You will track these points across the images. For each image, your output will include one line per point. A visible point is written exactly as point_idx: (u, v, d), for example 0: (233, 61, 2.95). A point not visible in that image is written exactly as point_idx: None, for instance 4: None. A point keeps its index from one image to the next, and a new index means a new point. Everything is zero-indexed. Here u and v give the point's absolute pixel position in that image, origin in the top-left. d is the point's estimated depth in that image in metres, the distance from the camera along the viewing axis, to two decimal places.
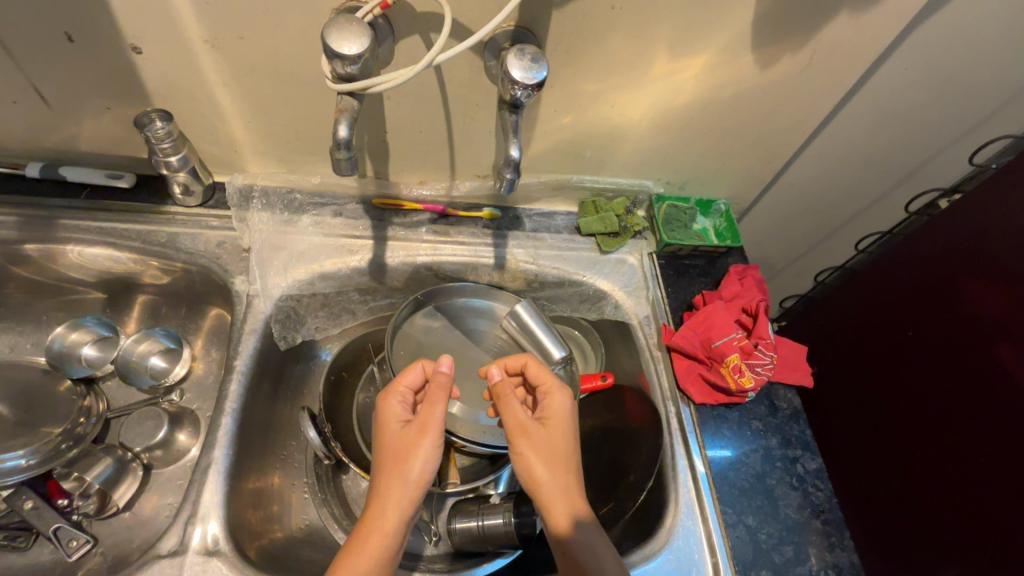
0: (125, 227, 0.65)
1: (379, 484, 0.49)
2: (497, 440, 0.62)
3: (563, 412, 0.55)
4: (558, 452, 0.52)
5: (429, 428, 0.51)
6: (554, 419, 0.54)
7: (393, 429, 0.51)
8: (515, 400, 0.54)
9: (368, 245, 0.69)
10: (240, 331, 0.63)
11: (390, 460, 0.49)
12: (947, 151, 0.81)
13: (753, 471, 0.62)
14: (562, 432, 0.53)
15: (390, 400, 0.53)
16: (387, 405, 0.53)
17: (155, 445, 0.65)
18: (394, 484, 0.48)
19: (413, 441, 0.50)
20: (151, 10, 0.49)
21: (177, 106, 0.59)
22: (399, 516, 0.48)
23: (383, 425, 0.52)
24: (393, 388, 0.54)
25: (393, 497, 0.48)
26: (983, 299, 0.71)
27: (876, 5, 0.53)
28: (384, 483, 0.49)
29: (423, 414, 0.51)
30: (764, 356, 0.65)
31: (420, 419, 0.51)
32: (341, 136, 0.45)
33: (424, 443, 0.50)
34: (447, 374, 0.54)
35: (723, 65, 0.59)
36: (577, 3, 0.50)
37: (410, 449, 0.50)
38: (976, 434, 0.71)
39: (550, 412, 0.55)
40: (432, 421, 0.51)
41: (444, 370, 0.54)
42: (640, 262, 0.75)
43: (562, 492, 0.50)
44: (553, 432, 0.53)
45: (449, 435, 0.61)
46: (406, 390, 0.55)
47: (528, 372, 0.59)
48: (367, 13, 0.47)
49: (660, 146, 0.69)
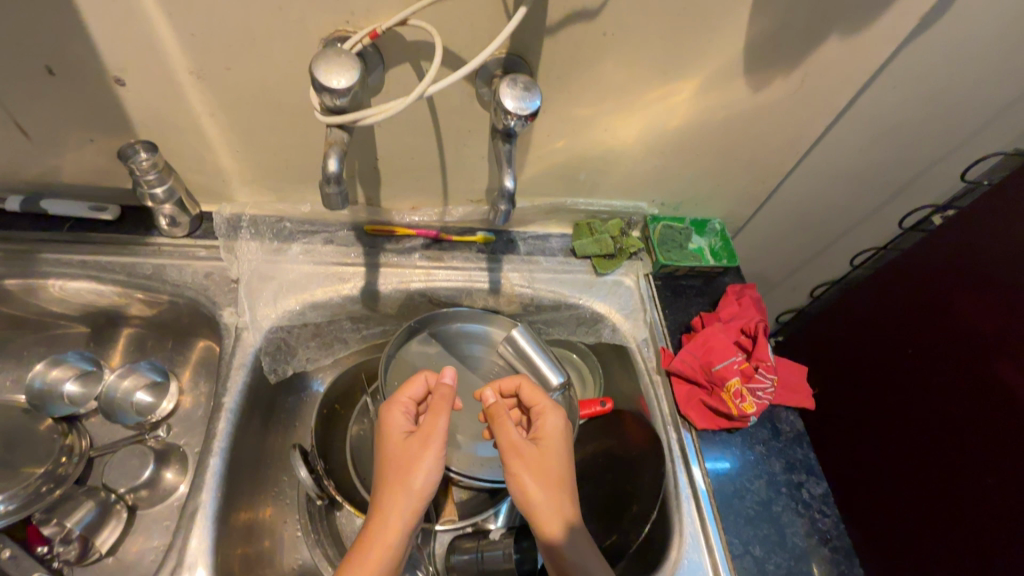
0: (110, 260, 0.63)
1: (381, 498, 0.47)
2: (496, 474, 0.60)
3: (559, 432, 0.53)
4: (554, 474, 0.50)
5: (432, 440, 0.49)
6: (552, 438, 0.53)
7: (395, 440, 0.50)
8: (510, 420, 0.53)
9: (360, 273, 0.68)
10: (229, 366, 0.61)
11: (391, 472, 0.48)
12: (937, 166, 0.82)
13: (758, 498, 0.60)
14: (560, 450, 0.52)
15: (393, 411, 0.52)
16: (389, 416, 0.52)
17: (140, 485, 0.62)
18: (396, 497, 0.46)
19: (416, 453, 0.48)
20: (136, 42, 0.48)
21: (162, 137, 0.58)
22: (401, 532, 0.46)
23: (385, 437, 0.51)
24: (396, 399, 0.53)
25: (395, 512, 0.46)
26: (982, 314, 0.71)
27: (866, 29, 0.54)
28: (386, 497, 0.47)
29: (426, 426, 0.50)
30: (764, 380, 0.64)
31: (424, 430, 0.50)
32: (330, 170, 0.44)
33: (428, 456, 0.48)
34: (450, 386, 0.53)
35: (716, 89, 0.58)
36: (570, 29, 0.50)
37: (413, 464, 0.48)
38: (981, 455, 0.70)
39: (546, 431, 0.53)
40: (435, 433, 0.49)
41: (447, 382, 0.53)
42: (637, 284, 0.75)
43: (560, 513, 0.48)
44: (550, 452, 0.52)
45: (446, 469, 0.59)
46: (408, 401, 0.54)
47: (522, 393, 0.57)
48: (356, 43, 0.47)
49: (655, 168, 0.69)
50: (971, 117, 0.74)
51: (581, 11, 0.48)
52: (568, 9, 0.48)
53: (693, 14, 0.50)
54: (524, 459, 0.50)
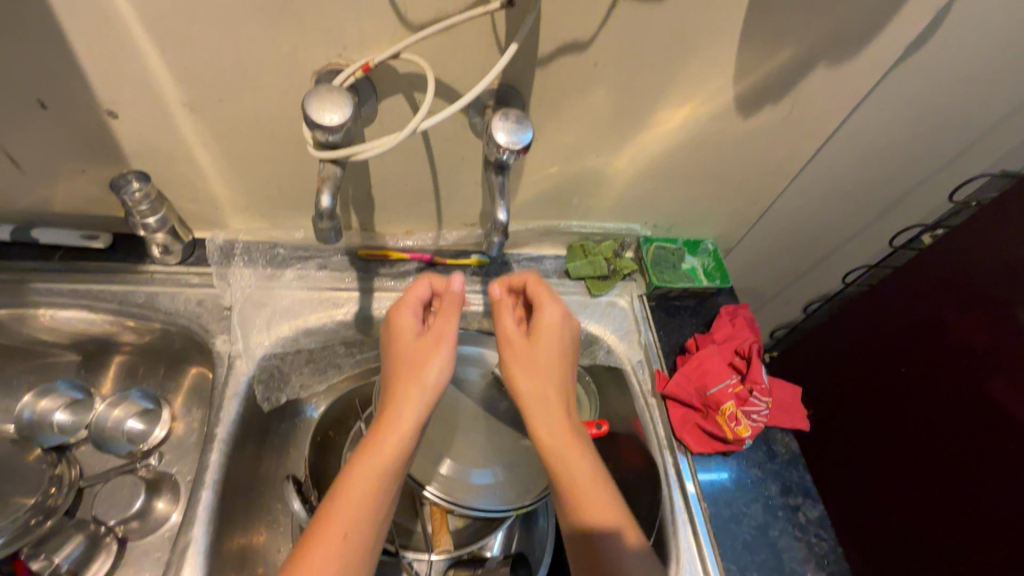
0: (102, 289, 0.63)
1: (395, 390, 0.50)
2: (490, 504, 0.59)
3: (555, 328, 0.56)
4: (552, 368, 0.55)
5: (443, 338, 0.53)
6: (556, 340, 0.56)
7: (409, 337, 0.53)
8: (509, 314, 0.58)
9: (354, 298, 0.68)
10: (222, 396, 0.60)
11: (407, 368, 0.51)
12: (924, 185, 0.83)
13: (755, 523, 0.60)
14: (558, 348, 0.56)
15: (403, 313, 0.55)
16: (399, 317, 0.54)
17: (130, 516, 0.61)
18: (410, 393, 0.50)
19: (430, 349, 0.52)
20: (128, 76, 0.48)
21: (155, 166, 0.58)
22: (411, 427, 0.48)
23: (397, 336, 0.54)
24: (406, 300, 0.56)
25: (409, 407, 0.49)
26: (973, 332, 0.72)
27: (853, 58, 0.55)
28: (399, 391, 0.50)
29: (437, 328, 0.53)
30: (759, 403, 0.64)
31: (435, 332, 0.53)
32: (324, 206, 0.45)
33: (439, 351, 0.52)
34: (458, 292, 0.56)
35: (707, 115, 0.59)
36: (562, 61, 0.50)
37: (425, 360, 0.51)
38: (979, 476, 0.70)
39: (543, 326, 0.56)
40: (445, 335, 0.53)
41: (455, 287, 0.55)
42: (630, 305, 0.75)
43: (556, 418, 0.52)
44: (550, 348, 0.55)
45: (439, 498, 0.58)
46: (418, 303, 0.56)
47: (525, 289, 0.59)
48: (349, 77, 0.47)
49: (647, 192, 0.69)
50: (957, 138, 0.76)
51: (572, 43, 0.49)
52: (560, 41, 0.48)
53: (683, 46, 0.51)
54: (517, 354, 0.55)
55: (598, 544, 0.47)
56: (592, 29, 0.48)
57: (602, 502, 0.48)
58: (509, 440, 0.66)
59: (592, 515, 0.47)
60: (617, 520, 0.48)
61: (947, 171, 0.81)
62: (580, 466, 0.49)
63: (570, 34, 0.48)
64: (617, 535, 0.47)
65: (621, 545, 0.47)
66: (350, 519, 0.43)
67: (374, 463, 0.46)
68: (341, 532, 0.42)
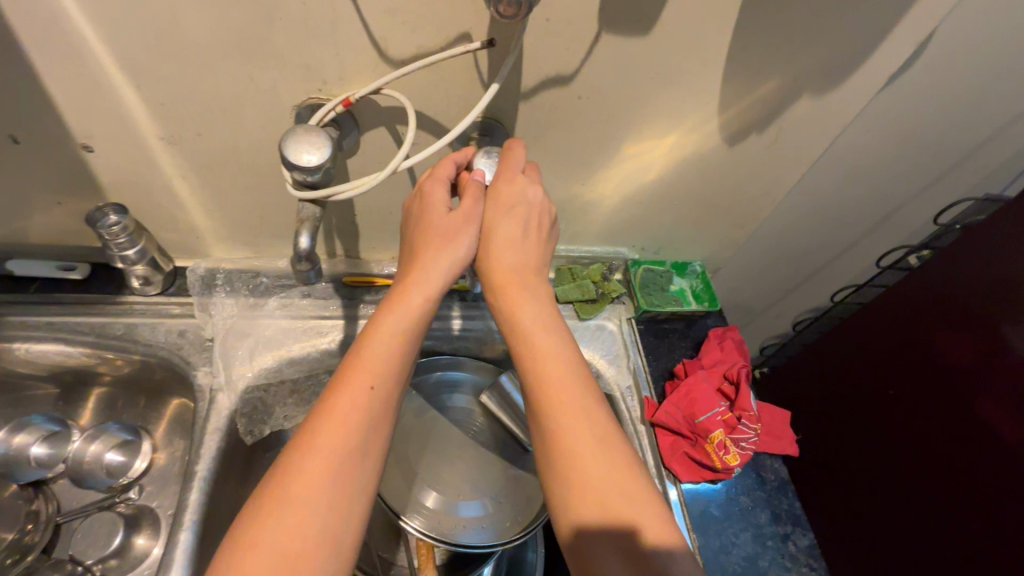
0: (79, 321, 0.62)
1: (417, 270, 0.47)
2: (472, 539, 0.57)
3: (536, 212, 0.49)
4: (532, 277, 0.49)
5: (462, 232, 0.48)
6: (538, 238, 0.50)
7: (430, 218, 0.48)
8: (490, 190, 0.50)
9: (338, 325, 0.67)
10: (202, 431, 0.59)
11: (430, 247, 0.47)
12: (908, 204, 0.84)
13: (745, 553, 0.60)
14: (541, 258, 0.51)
15: (434, 187, 0.48)
16: (428, 192, 0.48)
17: (109, 554, 0.60)
18: (413, 296, 0.46)
19: (447, 244, 0.48)
20: (103, 112, 0.47)
21: (132, 198, 0.57)
22: (411, 326, 0.45)
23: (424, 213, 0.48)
24: (436, 173, 0.49)
25: (417, 306, 0.46)
26: (959, 350, 0.72)
27: (836, 89, 0.55)
28: (409, 286, 0.46)
29: (455, 220, 0.48)
30: (748, 430, 0.64)
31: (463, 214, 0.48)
32: (302, 246, 0.45)
33: (453, 245, 0.48)
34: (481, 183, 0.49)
35: (692, 144, 0.59)
36: (545, 94, 0.50)
37: (440, 255, 0.47)
38: (969, 501, 0.70)
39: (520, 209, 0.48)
40: (462, 235, 0.48)
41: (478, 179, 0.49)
42: (619, 328, 0.74)
43: (553, 354, 0.45)
44: (525, 243, 0.49)
45: (421, 532, 0.56)
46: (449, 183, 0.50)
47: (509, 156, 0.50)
48: (330, 111, 0.47)
49: (634, 217, 0.69)
50: (940, 160, 0.76)
51: (555, 77, 0.48)
52: (543, 75, 0.48)
53: (666, 78, 0.51)
54: (494, 235, 0.48)
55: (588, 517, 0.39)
56: (575, 64, 0.47)
57: (604, 472, 0.41)
58: (495, 468, 0.65)
59: (593, 478, 0.40)
60: (628, 495, 0.40)
61: (930, 190, 0.82)
62: (580, 413, 0.43)
63: (553, 68, 0.48)
64: (626, 513, 0.39)
65: (635, 540, 0.38)
66: (349, 418, 0.40)
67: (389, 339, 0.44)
68: (339, 429, 0.39)
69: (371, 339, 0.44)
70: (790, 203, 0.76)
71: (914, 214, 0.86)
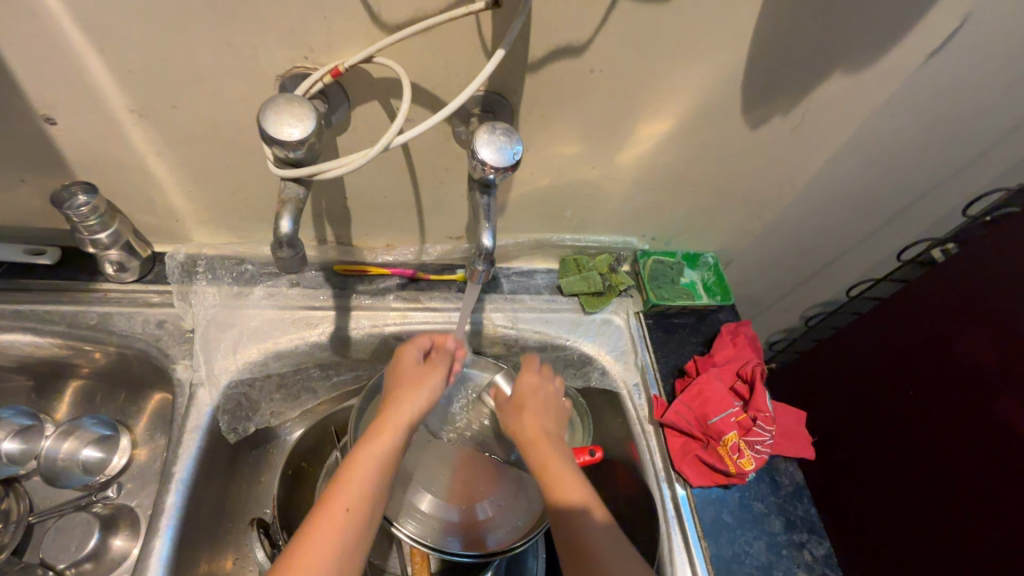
0: (48, 309, 0.58)
1: (398, 403, 0.53)
2: (496, 536, 0.56)
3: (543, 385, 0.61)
4: (530, 395, 0.60)
5: (433, 376, 0.56)
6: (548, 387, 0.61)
7: (406, 371, 0.56)
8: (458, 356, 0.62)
9: (330, 317, 0.63)
10: (181, 429, 0.55)
11: (407, 387, 0.55)
12: (931, 195, 0.79)
13: (759, 563, 0.57)
14: (533, 376, 0.61)
15: (407, 349, 0.58)
16: (402, 353, 0.58)
17: (84, 557, 0.57)
18: (391, 426, 0.51)
19: (420, 383, 0.55)
20: (65, 81, 0.43)
21: (104, 177, 0.52)
22: (391, 451, 0.50)
23: (400, 366, 0.57)
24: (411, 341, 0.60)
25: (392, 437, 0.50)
26: (978, 346, 0.69)
27: (870, 66, 0.50)
28: (388, 419, 0.51)
29: (428, 371, 0.57)
30: (764, 433, 0.60)
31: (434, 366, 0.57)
32: (285, 231, 0.41)
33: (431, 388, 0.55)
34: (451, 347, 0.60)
35: (711, 126, 0.55)
36: (554, 66, 0.45)
37: (415, 395, 0.54)
38: (987, 506, 0.66)
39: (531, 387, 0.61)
40: (436, 375, 0.56)
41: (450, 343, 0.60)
42: (627, 323, 0.70)
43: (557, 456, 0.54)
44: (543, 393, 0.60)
45: (440, 552, 0.52)
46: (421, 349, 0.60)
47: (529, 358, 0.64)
48: (317, 82, 0.42)
49: (646, 205, 0.65)
50: (970, 148, 0.72)
51: (567, 48, 0.44)
52: (553, 46, 0.44)
53: (687, 53, 0.46)
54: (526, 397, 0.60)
55: (586, 553, 0.48)
56: (589, 32, 0.43)
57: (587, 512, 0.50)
58: (494, 469, 0.62)
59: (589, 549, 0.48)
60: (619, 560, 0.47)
61: (955, 179, 0.77)
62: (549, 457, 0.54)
63: (564, 37, 0.43)
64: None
65: None
66: (329, 546, 0.42)
67: (372, 457, 0.48)
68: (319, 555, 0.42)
69: (355, 460, 0.48)
70: (809, 193, 0.71)
71: (936, 206, 0.81)
